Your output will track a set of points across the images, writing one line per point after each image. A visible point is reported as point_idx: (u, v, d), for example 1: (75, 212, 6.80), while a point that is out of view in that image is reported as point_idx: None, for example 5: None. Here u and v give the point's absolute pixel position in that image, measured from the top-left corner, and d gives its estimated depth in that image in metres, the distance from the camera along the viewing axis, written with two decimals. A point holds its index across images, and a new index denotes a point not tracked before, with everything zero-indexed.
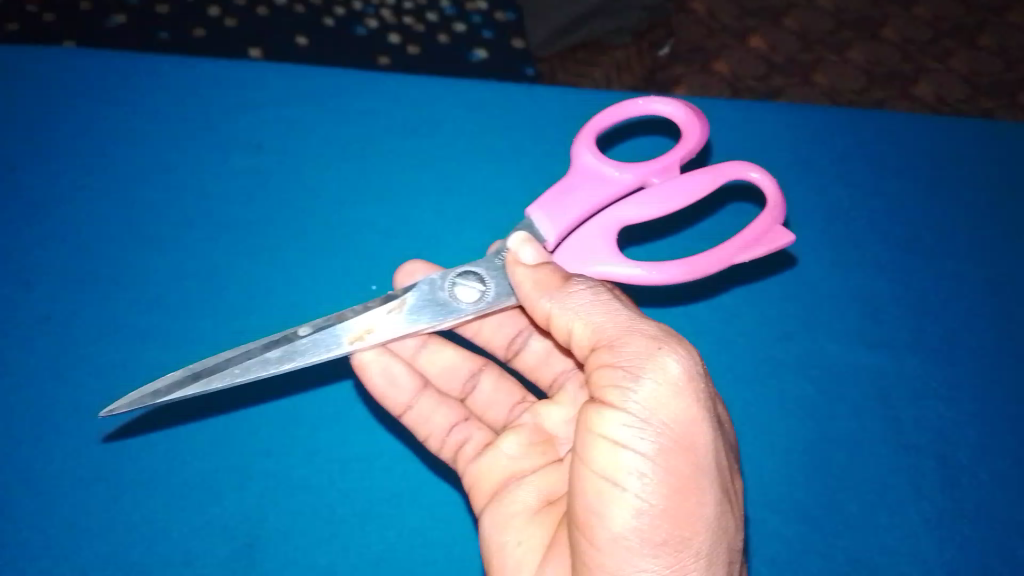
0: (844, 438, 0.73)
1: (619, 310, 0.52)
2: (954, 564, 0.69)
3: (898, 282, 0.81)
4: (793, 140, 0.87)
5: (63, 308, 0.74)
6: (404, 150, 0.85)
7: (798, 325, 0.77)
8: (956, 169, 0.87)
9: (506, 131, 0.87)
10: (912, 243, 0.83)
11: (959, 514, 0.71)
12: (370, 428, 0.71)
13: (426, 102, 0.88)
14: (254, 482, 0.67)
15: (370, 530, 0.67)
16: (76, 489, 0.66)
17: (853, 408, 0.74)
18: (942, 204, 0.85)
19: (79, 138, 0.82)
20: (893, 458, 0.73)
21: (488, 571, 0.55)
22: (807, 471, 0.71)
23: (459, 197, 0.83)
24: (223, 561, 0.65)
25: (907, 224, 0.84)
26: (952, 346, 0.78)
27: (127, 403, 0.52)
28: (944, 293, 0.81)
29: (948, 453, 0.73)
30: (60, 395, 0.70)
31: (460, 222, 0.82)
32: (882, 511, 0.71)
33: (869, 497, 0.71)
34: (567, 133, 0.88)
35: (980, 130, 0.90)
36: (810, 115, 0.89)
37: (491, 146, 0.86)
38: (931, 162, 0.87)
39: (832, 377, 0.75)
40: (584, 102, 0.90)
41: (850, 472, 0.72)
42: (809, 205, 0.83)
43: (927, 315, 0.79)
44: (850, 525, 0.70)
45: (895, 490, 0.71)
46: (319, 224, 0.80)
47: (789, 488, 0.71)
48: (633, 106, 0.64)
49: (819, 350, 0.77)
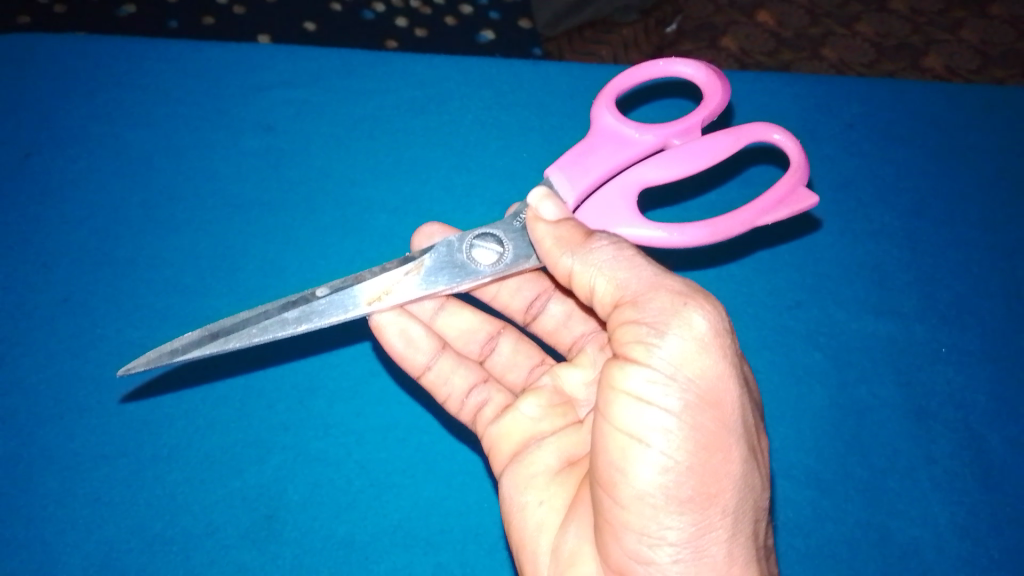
0: (854, 404, 0.72)
1: (643, 266, 0.51)
2: (967, 527, 0.69)
3: (907, 248, 0.80)
4: (800, 109, 0.86)
5: (79, 289, 0.74)
6: (409, 123, 0.84)
7: (806, 293, 0.77)
8: (966, 133, 0.86)
9: (511, 102, 0.87)
10: (922, 209, 0.82)
11: (970, 478, 0.71)
12: (384, 400, 0.71)
13: (431, 75, 0.87)
14: (272, 454, 0.68)
15: (386, 500, 0.67)
16: (98, 465, 0.67)
17: (864, 374, 0.74)
18: (952, 169, 0.84)
19: (91, 122, 0.82)
20: (904, 423, 0.72)
21: (509, 529, 0.56)
22: (820, 439, 0.71)
23: (465, 169, 0.83)
24: (243, 531, 0.65)
25: (916, 188, 0.83)
26: (962, 311, 0.77)
27: (145, 361, 0.52)
28: (954, 257, 0.80)
29: (959, 417, 0.73)
30: (79, 374, 0.70)
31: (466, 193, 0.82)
32: (893, 475, 0.70)
33: (880, 462, 0.71)
34: (574, 105, 0.87)
35: (990, 94, 0.88)
36: (817, 83, 0.88)
37: (496, 118, 0.86)
38: (940, 127, 0.86)
39: (841, 344, 0.75)
40: (589, 72, 0.89)
41: (862, 438, 0.71)
42: (817, 171, 0.82)
43: (937, 280, 0.79)
44: (863, 491, 0.69)
45: (906, 454, 0.71)
46: (325, 199, 0.80)
47: (804, 457, 0.70)
48: (654, 67, 0.63)
49: (829, 316, 0.76)
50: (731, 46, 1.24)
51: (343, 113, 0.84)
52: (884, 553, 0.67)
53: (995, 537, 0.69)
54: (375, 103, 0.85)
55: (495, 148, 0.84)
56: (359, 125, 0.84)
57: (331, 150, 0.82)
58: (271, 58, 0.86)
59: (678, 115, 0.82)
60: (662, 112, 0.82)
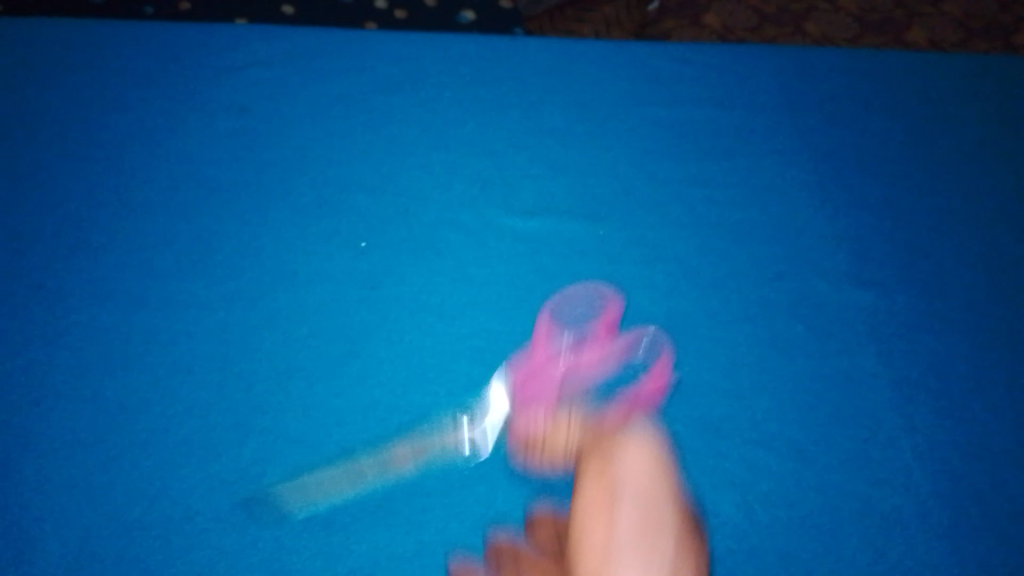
0: (832, 359, 0.72)
1: None
2: (961, 485, 0.66)
3: (879, 213, 0.80)
4: (772, 86, 0.88)
5: (32, 259, 0.70)
6: (384, 92, 0.84)
7: (779, 257, 0.77)
8: (940, 102, 0.87)
9: (485, 72, 0.87)
10: (895, 179, 0.82)
11: (960, 436, 0.69)
12: (348, 360, 0.66)
13: (407, 49, 0.87)
14: (223, 411, 0.62)
15: (343, 459, 0.61)
16: (28, 426, 0.61)
17: (841, 332, 0.73)
18: (925, 136, 0.85)
19: (58, 98, 0.80)
20: (885, 378, 0.71)
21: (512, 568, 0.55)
22: (802, 394, 0.69)
23: (438, 133, 0.82)
24: (180, 495, 0.58)
25: (888, 157, 0.84)
26: (941, 274, 0.77)
27: None
28: (930, 221, 0.80)
29: (943, 377, 0.72)
30: (23, 338, 0.65)
31: (437, 151, 0.81)
32: (878, 431, 0.68)
33: (863, 418, 0.69)
34: (549, 76, 0.87)
35: (964, 68, 0.90)
36: (784, 61, 0.90)
37: (469, 85, 0.85)
38: (911, 100, 0.88)
39: (817, 306, 0.74)
40: (566, 49, 0.89)
41: (844, 395, 0.70)
42: (784, 140, 0.84)
43: (915, 245, 0.79)
44: (849, 447, 0.67)
45: (888, 406, 0.69)
46: (294, 164, 0.78)
47: (787, 414, 0.68)
48: None
49: (804, 277, 0.76)
50: (714, 23, 1.22)
51: (314, 85, 0.83)
52: (875, 509, 0.64)
53: (983, 506, 0.65)
54: (349, 75, 0.84)
55: (468, 114, 0.84)
56: (337, 92, 0.83)
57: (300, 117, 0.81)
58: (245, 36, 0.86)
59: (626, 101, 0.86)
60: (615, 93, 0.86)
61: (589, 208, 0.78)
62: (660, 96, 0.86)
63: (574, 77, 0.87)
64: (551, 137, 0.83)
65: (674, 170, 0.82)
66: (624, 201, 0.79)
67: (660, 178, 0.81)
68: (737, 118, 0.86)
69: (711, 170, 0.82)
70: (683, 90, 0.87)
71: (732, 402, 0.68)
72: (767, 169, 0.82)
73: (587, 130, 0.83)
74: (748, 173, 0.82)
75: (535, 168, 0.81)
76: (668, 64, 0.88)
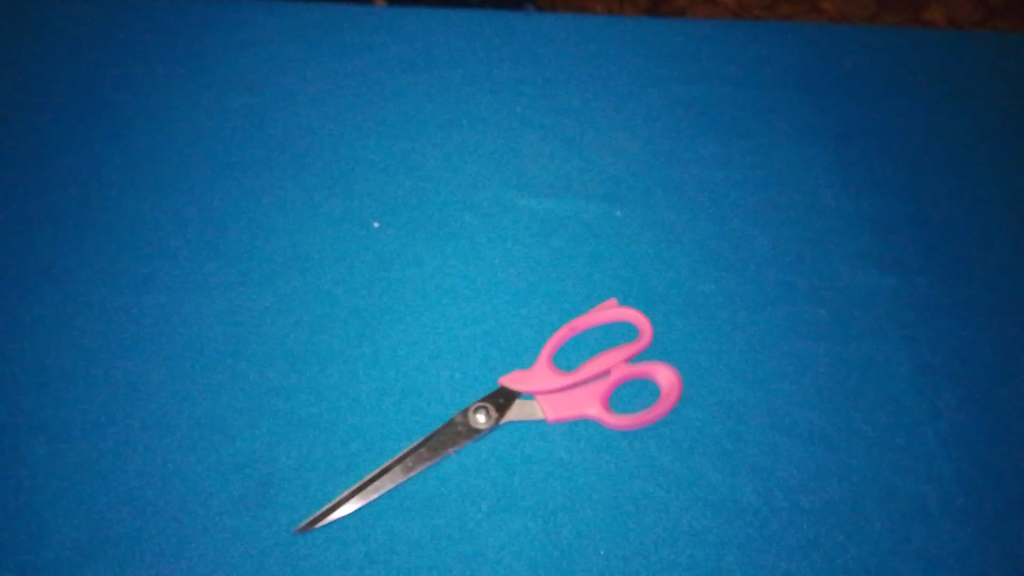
0: (863, 410, 0.56)
1: None
2: (1018, 526, 0.52)
3: (910, 200, 0.67)
4: (805, 183, 0.67)
5: None
6: (278, 111, 0.68)
7: (788, 282, 0.61)
8: (980, 106, 0.72)
9: (407, 68, 0.72)
10: (963, 308, 0.61)
11: (1019, 468, 0.54)
12: None
13: (305, 54, 0.72)
14: None
15: None
16: None
17: (859, 349, 0.58)
18: (971, 148, 0.70)
19: None
20: (910, 383, 0.57)
21: None
22: (825, 475, 0.53)
23: (345, 152, 0.66)
24: None
25: (918, 139, 0.70)
26: (992, 278, 0.63)
27: None
28: (977, 225, 0.66)
29: (987, 383, 0.58)
30: None
31: (343, 175, 0.65)
32: (922, 477, 0.53)
33: (903, 479, 0.53)
34: (487, 80, 0.71)
35: (1007, 79, 0.74)
36: (827, 144, 0.69)
37: (388, 96, 0.70)
38: (954, 103, 0.72)
39: (835, 351, 0.58)
40: (503, 40, 0.74)
41: (875, 451, 0.54)
42: (788, 117, 0.71)
43: (956, 242, 0.65)
44: (881, 510, 0.52)
45: (927, 437, 0.55)
46: (156, 219, 0.63)
47: (798, 491, 0.52)
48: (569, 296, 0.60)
49: (824, 311, 0.60)
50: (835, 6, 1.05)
51: (193, 115, 0.68)
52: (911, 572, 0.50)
53: None
54: (227, 96, 0.69)
55: (380, 128, 0.68)
56: (202, 129, 0.67)
57: (167, 156, 0.66)
58: (107, 70, 0.71)
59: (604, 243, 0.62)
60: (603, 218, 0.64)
61: (540, 215, 0.64)
62: (629, 97, 0.71)
63: (519, 74, 0.72)
64: (488, 152, 0.67)
65: (653, 168, 0.67)
66: (586, 208, 0.64)
67: (634, 178, 0.66)
68: (731, 95, 0.72)
69: (702, 162, 0.67)
70: (661, 84, 0.72)
71: (721, 433, 0.54)
72: (775, 149, 0.69)
73: (536, 138, 0.68)
74: (747, 170, 0.67)
75: (467, 198, 0.64)
76: (639, 63, 0.73)
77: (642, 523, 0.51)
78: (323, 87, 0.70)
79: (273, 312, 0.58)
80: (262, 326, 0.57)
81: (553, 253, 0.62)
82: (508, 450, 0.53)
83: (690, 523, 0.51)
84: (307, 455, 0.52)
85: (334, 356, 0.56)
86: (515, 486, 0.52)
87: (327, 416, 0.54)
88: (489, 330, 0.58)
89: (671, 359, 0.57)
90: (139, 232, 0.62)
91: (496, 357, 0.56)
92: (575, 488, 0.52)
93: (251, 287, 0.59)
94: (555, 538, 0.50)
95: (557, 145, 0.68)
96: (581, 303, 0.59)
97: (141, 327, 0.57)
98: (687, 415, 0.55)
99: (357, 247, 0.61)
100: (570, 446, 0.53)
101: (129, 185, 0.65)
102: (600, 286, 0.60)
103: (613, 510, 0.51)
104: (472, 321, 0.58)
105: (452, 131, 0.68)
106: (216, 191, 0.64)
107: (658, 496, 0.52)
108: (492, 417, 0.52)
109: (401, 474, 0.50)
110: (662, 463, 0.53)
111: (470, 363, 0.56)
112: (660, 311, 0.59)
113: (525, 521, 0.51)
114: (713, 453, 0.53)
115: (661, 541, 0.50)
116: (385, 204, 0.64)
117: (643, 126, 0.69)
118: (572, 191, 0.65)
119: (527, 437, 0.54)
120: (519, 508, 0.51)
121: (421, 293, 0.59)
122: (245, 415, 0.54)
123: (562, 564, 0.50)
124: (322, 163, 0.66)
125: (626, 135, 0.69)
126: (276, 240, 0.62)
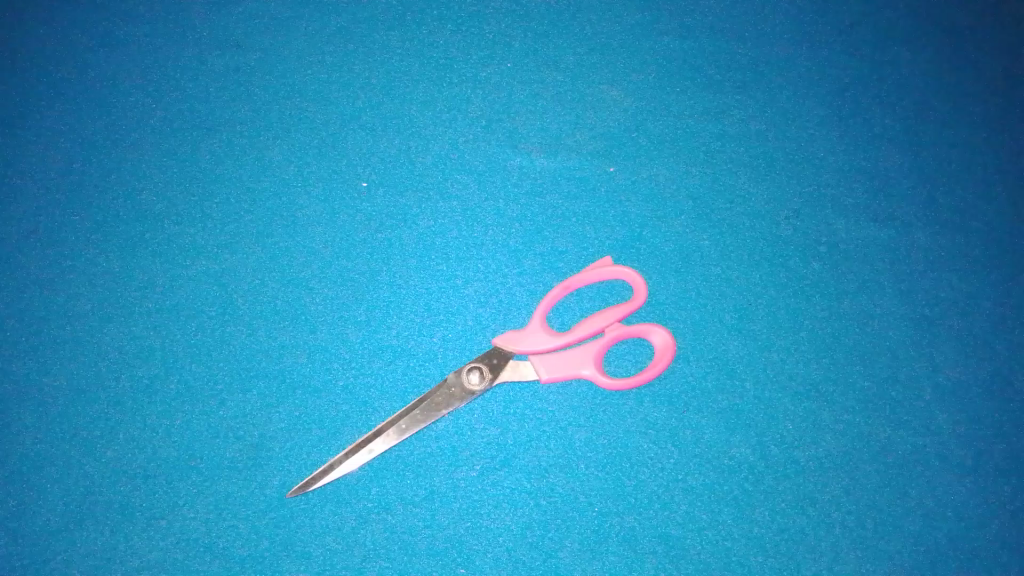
0: (859, 365, 0.57)
1: None
2: (1002, 473, 0.55)
3: (906, 154, 0.67)
4: (798, 137, 0.66)
5: None
6: (263, 72, 0.67)
7: (785, 237, 0.61)
8: (970, 59, 0.73)
9: (393, 25, 0.70)
10: (946, 269, 0.62)
11: (1005, 419, 0.56)
12: None
13: (287, 8, 0.70)
14: None
15: None
16: None
17: (846, 309, 0.58)
18: (962, 102, 0.70)
19: None
20: (893, 343, 0.58)
21: None
22: (820, 430, 0.54)
23: (333, 112, 0.65)
24: None
25: (913, 93, 0.70)
26: (975, 238, 0.63)
27: None
28: (971, 179, 0.66)
29: (975, 337, 0.59)
30: None
31: (333, 135, 0.64)
32: (912, 430, 0.55)
33: (896, 434, 0.55)
34: (476, 36, 0.70)
35: (993, 28, 0.74)
36: (822, 99, 0.68)
37: (374, 53, 0.68)
38: (944, 58, 0.73)
39: (822, 310, 0.58)
40: None
41: (868, 406, 0.55)
42: (785, 69, 0.70)
43: (950, 195, 0.65)
44: (875, 465, 0.54)
45: (921, 391, 0.57)
46: (143, 183, 0.62)
47: (793, 446, 0.53)
48: (555, 253, 0.58)
49: (817, 267, 0.60)
50: None
51: (178, 76, 0.67)
52: (902, 523, 0.52)
53: None
54: (211, 56, 0.68)
55: (369, 86, 0.67)
56: (187, 92, 0.66)
57: (153, 120, 0.65)
58: (87, 31, 0.69)
59: (593, 199, 0.61)
60: (596, 171, 0.63)
61: (532, 172, 0.63)
62: (619, 51, 0.69)
63: (508, 28, 0.70)
64: (480, 108, 0.66)
65: (647, 122, 0.66)
66: (579, 164, 0.63)
67: (626, 131, 0.65)
68: (725, 46, 0.70)
69: (697, 116, 0.66)
70: (654, 36, 0.70)
71: (717, 388, 0.54)
72: (771, 101, 0.68)
73: (529, 94, 0.67)
74: (744, 123, 0.66)
75: (458, 155, 0.63)
76: (633, 15, 0.71)
77: (637, 481, 0.51)
78: (309, 45, 0.69)
79: (261, 274, 0.57)
80: (251, 288, 0.57)
81: (546, 209, 0.61)
82: (500, 408, 0.53)
83: (683, 479, 0.52)
84: (299, 417, 0.52)
85: (324, 317, 0.56)
86: (509, 444, 0.52)
87: (318, 377, 0.53)
88: (482, 289, 0.57)
89: (666, 315, 0.56)
90: (126, 198, 0.61)
91: (489, 316, 0.56)
92: (569, 445, 0.52)
93: (239, 250, 0.59)
94: (550, 496, 0.51)
95: (548, 99, 0.67)
96: (575, 260, 0.58)
97: (132, 293, 0.57)
98: (682, 370, 0.55)
99: (346, 206, 0.60)
100: (563, 403, 0.53)
101: (116, 149, 0.63)
102: (594, 242, 0.59)
103: (608, 467, 0.52)
104: (463, 280, 0.57)
105: (442, 88, 0.67)
106: (203, 155, 0.63)
107: (653, 453, 0.52)
108: (486, 378, 0.51)
109: (396, 436, 0.49)
110: (657, 420, 0.53)
111: (462, 323, 0.56)
112: (655, 267, 0.58)
113: (519, 479, 0.51)
114: (709, 408, 0.54)
115: (657, 498, 0.51)
116: (374, 163, 0.63)
117: (638, 80, 0.68)
118: (565, 146, 0.64)
119: (521, 396, 0.54)
120: (513, 466, 0.51)
121: (411, 253, 0.58)
122: (238, 378, 0.54)
123: (556, 522, 0.50)
124: (310, 123, 0.65)
125: (619, 89, 0.67)
126: (264, 202, 0.61)
